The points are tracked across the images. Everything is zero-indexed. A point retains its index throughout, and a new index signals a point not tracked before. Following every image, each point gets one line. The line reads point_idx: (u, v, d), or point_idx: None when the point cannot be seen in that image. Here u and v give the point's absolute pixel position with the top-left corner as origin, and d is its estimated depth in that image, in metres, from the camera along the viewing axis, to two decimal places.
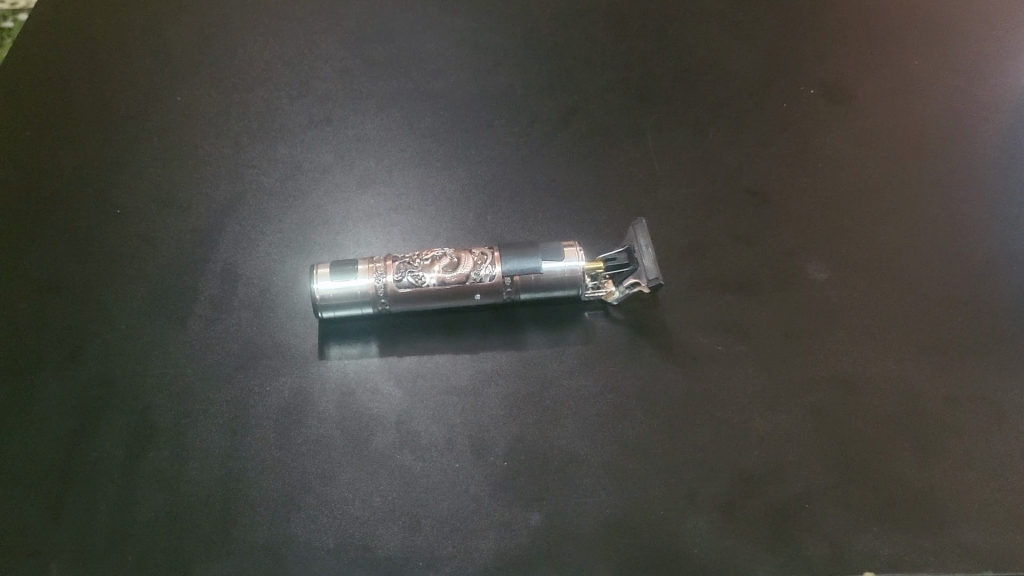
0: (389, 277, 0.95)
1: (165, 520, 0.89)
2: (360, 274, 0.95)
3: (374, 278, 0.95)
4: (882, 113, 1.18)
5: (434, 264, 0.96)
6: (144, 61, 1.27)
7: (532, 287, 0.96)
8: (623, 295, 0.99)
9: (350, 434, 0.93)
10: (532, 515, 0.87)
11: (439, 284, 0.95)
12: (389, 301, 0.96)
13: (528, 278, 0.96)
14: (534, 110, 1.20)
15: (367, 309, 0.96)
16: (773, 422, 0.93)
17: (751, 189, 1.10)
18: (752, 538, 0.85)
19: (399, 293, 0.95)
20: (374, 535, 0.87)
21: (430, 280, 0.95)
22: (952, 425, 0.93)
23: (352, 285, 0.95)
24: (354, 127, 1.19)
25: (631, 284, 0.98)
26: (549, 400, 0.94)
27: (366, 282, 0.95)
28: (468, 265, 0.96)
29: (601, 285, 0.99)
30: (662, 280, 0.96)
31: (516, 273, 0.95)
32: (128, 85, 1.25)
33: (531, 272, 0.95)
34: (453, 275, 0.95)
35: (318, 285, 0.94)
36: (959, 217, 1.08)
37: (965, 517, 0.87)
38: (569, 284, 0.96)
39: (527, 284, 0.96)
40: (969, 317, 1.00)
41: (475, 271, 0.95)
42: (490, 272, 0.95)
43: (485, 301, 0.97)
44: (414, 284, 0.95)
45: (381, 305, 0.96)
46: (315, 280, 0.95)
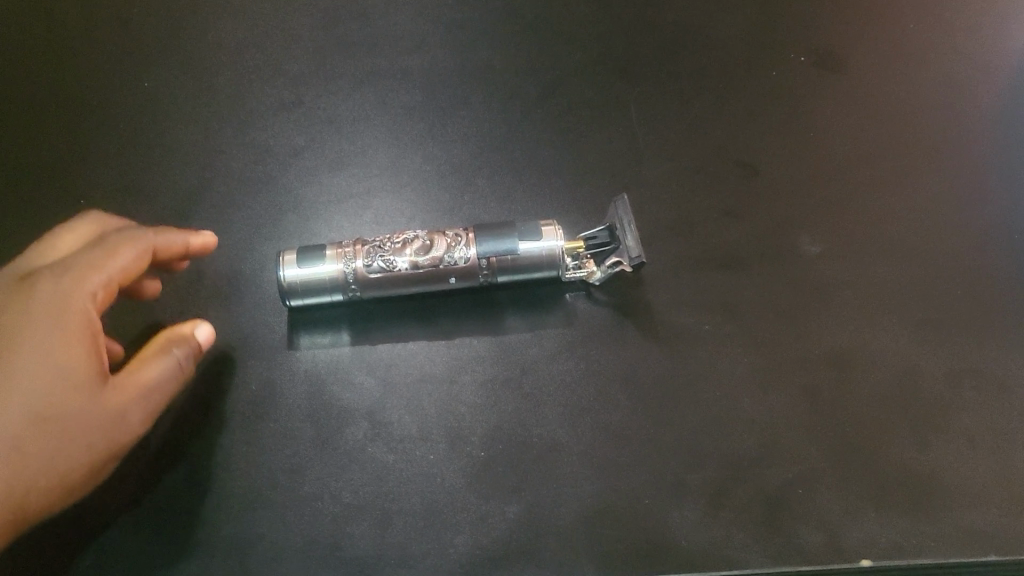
0: (359, 262, 0.91)
1: (123, 518, 0.84)
2: (326, 258, 0.91)
3: (343, 263, 0.91)
4: (874, 80, 1.13)
5: (406, 247, 0.91)
6: (112, 49, 1.23)
7: (510, 270, 0.92)
8: (605, 275, 0.94)
9: (320, 426, 0.89)
10: (510, 506, 0.83)
11: (411, 268, 0.91)
12: (359, 287, 0.91)
13: (505, 260, 0.91)
14: (513, 86, 1.15)
15: (338, 296, 0.92)
16: (763, 403, 0.88)
17: (740, 161, 1.05)
18: (742, 526, 0.81)
19: (369, 279, 0.91)
20: (344, 532, 0.82)
21: (401, 264, 0.91)
22: (950, 402, 0.88)
23: (319, 272, 0.90)
24: (327, 108, 1.14)
25: (612, 263, 0.93)
26: (529, 386, 0.90)
27: (334, 268, 0.90)
28: (442, 248, 0.91)
29: (582, 266, 0.95)
30: (645, 259, 0.91)
31: (492, 255, 0.91)
32: (95, 71, 1.20)
33: (508, 254, 0.91)
34: (426, 259, 0.91)
35: (284, 272, 0.90)
36: (957, 186, 1.03)
37: (967, 499, 0.83)
38: (548, 266, 0.92)
39: (504, 266, 0.92)
40: (969, 289, 0.96)
41: (450, 254, 0.91)
42: (465, 254, 0.91)
43: (461, 284, 0.93)
44: (385, 268, 0.91)
45: (352, 292, 0.92)
46: (281, 266, 0.90)
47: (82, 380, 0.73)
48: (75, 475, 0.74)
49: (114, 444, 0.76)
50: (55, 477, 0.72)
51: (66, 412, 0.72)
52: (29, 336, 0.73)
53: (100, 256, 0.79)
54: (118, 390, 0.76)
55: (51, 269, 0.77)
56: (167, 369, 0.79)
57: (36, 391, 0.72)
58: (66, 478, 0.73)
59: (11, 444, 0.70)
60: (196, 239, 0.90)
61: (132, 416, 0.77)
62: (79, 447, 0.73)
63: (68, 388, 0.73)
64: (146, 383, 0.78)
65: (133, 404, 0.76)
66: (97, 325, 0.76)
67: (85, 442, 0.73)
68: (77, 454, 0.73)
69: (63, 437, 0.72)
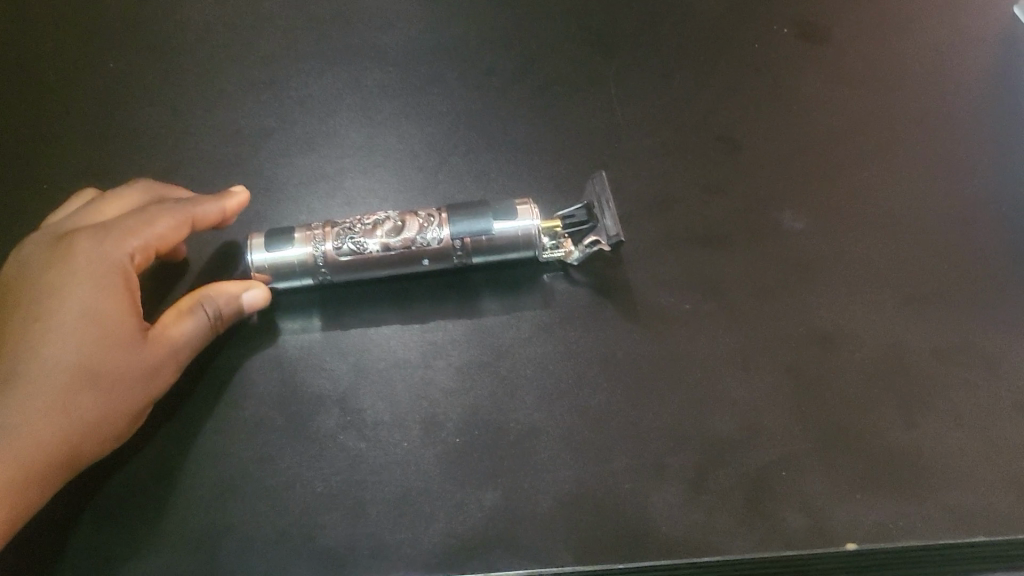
0: (329, 245, 0.88)
1: (90, 514, 0.81)
2: (295, 242, 0.88)
3: (312, 246, 0.88)
4: (859, 51, 1.10)
5: (377, 229, 0.89)
6: (75, 31, 1.18)
7: (484, 251, 0.89)
8: (583, 255, 0.91)
9: (292, 414, 0.86)
10: (486, 494, 0.80)
11: (383, 251, 0.88)
12: (329, 270, 0.88)
13: (479, 241, 0.88)
14: (489, 62, 1.12)
15: (308, 280, 0.89)
16: (746, 384, 0.86)
17: (723, 137, 1.02)
18: (725, 510, 0.79)
19: (340, 262, 0.88)
20: (316, 522, 0.80)
21: (372, 246, 0.88)
22: (937, 379, 0.86)
23: (287, 255, 0.87)
24: (298, 88, 1.11)
25: (590, 242, 0.91)
26: (506, 370, 0.87)
27: (303, 251, 0.88)
28: (414, 229, 0.88)
29: (560, 245, 0.91)
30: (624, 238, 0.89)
31: (465, 236, 0.88)
32: (59, 52, 1.16)
33: (482, 234, 0.88)
34: (398, 241, 0.88)
35: (252, 256, 0.87)
36: (944, 159, 1.01)
37: (955, 478, 0.81)
38: (524, 246, 0.89)
39: (479, 247, 0.89)
40: (956, 264, 0.93)
41: (422, 236, 0.88)
42: (437, 236, 0.88)
43: (435, 266, 0.90)
44: (355, 250, 0.88)
45: (322, 276, 0.89)
46: (249, 250, 0.87)
47: (125, 332, 0.78)
48: (122, 421, 0.79)
49: (155, 391, 0.81)
50: (104, 425, 0.77)
51: (112, 363, 0.77)
52: (72, 296, 0.78)
53: (140, 221, 0.83)
54: (156, 344, 0.80)
55: (92, 232, 0.82)
56: (202, 325, 0.83)
57: (86, 347, 0.76)
58: (115, 424, 0.78)
59: (65, 395, 0.75)
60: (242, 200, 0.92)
61: (169, 366, 0.81)
62: (124, 396, 0.78)
63: (113, 340, 0.77)
64: (181, 337, 0.82)
65: (171, 353, 0.81)
66: (132, 284, 0.81)
67: (130, 392, 0.78)
68: (124, 402, 0.78)
69: (111, 387, 0.77)
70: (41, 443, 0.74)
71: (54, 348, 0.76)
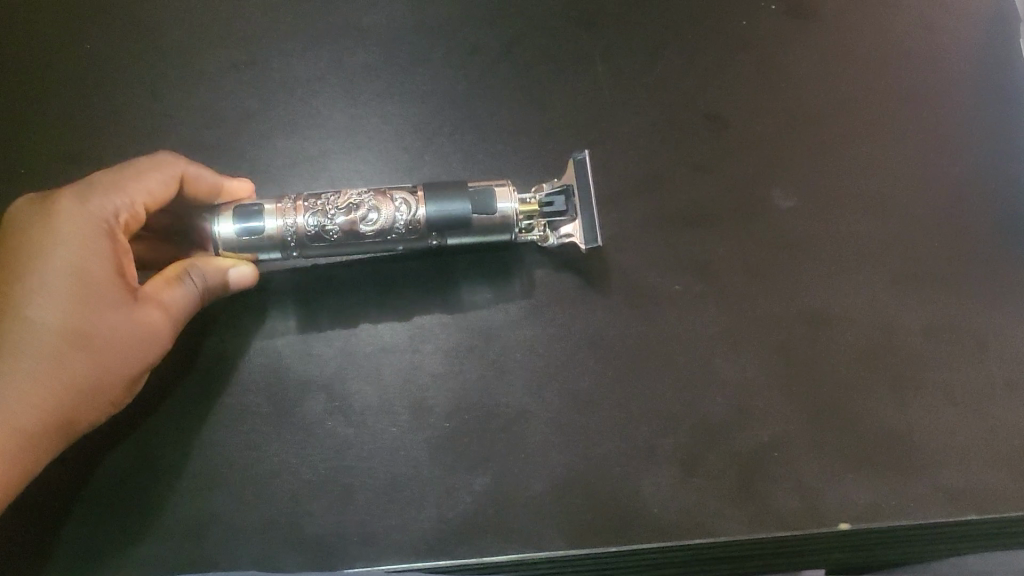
0: (300, 223, 0.82)
1: (73, 508, 0.79)
2: (266, 216, 0.81)
3: (282, 223, 0.81)
4: (855, 22, 1.06)
5: (351, 213, 0.82)
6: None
7: (460, 238, 0.84)
8: (555, 242, 0.89)
9: (276, 400, 0.84)
10: (476, 478, 0.80)
11: (355, 238, 0.83)
12: (298, 249, 0.83)
13: (456, 230, 0.83)
14: (473, 34, 1.08)
15: (276, 254, 0.83)
16: (737, 363, 0.85)
17: (711, 114, 1.01)
18: (716, 492, 0.79)
19: (308, 244, 0.83)
20: (305, 511, 0.79)
21: (344, 233, 0.82)
22: (927, 358, 0.87)
23: (254, 234, 0.81)
24: (277, 65, 1.07)
25: (565, 234, 0.88)
26: (495, 353, 0.86)
27: (273, 228, 0.81)
28: (390, 217, 0.82)
29: (533, 230, 0.88)
30: (601, 243, 0.87)
31: (441, 224, 0.83)
32: (21, 24, 1.10)
33: (459, 224, 0.83)
34: (371, 230, 0.82)
35: (218, 229, 0.80)
36: (934, 135, 1.00)
37: (942, 457, 0.82)
38: (500, 234, 0.85)
39: (455, 234, 0.84)
40: (946, 243, 0.93)
41: (397, 225, 0.82)
42: (414, 225, 0.83)
43: (409, 249, 0.86)
44: (326, 236, 0.82)
45: (290, 252, 0.83)
46: (217, 220, 0.81)
47: (112, 292, 0.74)
48: (113, 389, 0.75)
49: (147, 359, 0.77)
50: (95, 393, 0.74)
51: (103, 324, 0.73)
52: (54, 250, 0.73)
53: (126, 177, 0.78)
54: (146, 309, 0.76)
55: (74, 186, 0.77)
56: (190, 295, 0.79)
57: (71, 304, 0.72)
58: (106, 392, 0.75)
59: (53, 356, 0.71)
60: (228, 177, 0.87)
61: (162, 332, 0.77)
62: (116, 362, 0.74)
63: (102, 302, 0.73)
64: (170, 304, 0.78)
65: (162, 319, 0.77)
66: (120, 243, 0.76)
67: (121, 357, 0.75)
68: (115, 368, 0.74)
69: (104, 351, 0.73)
70: (29, 412, 0.70)
71: (38, 309, 0.71)
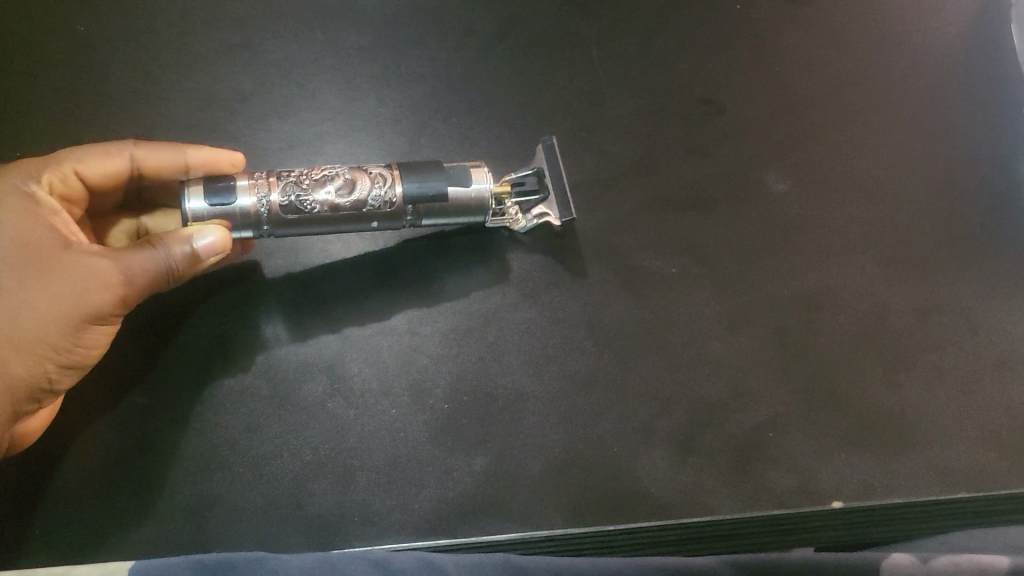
0: (275, 198, 0.81)
1: (74, 490, 0.79)
2: (239, 191, 0.80)
3: (257, 198, 0.81)
4: (847, 9, 1.08)
5: (326, 186, 0.83)
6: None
7: (436, 214, 0.85)
8: (529, 225, 0.92)
9: (276, 382, 0.84)
10: (475, 459, 0.81)
11: (331, 211, 0.83)
12: (272, 226, 0.82)
13: (432, 206, 0.85)
14: (470, 20, 1.09)
15: (248, 233, 0.82)
16: (732, 345, 0.87)
17: (706, 98, 1.01)
18: (712, 472, 0.81)
19: (285, 219, 0.82)
20: (306, 491, 0.79)
21: (320, 205, 0.82)
22: (919, 340, 0.88)
23: (229, 208, 0.80)
24: (273, 49, 1.07)
25: (539, 214, 0.91)
26: (493, 336, 0.87)
27: (247, 203, 0.80)
28: (365, 189, 0.83)
29: (506, 213, 0.90)
30: (574, 218, 0.92)
31: (418, 199, 0.84)
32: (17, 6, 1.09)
33: (435, 199, 0.84)
34: (347, 202, 0.82)
35: (189, 204, 0.78)
36: (927, 119, 1.01)
37: (934, 436, 0.83)
38: (475, 211, 0.87)
39: (430, 211, 0.85)
40: (937, 224, 0.94)
41: (373, 197, 0.83)
42: (389, 197, 0.83)
43: (384, 228, 0.86)
44: (302, 209, 0.82)
45: (264, 230, 0.82)
46: (186, 198, 0.79)
47: (43, 248, 0.74)
48: (54, 339, 0.73)
49: (92, 306, 0.73)
50: (27, 340, 0.72)
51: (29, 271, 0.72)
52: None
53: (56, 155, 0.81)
54: (94, 261, 0.74)
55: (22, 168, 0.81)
56: (150, 254, 0.75)
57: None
58: (45, 341, 0.72)
59: None
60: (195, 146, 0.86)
61: (110, 279, 0.74)
62: (49, 309, 0.72)
63: (31, 253, 0.73)
64: (119, 254, 0.75)
65: (108, 267, 0.74)
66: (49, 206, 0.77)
67: (56, 305, 0.72)
68: (52, 315, 0.72)
69: (32, 297, 0.72)
70: None
71: None
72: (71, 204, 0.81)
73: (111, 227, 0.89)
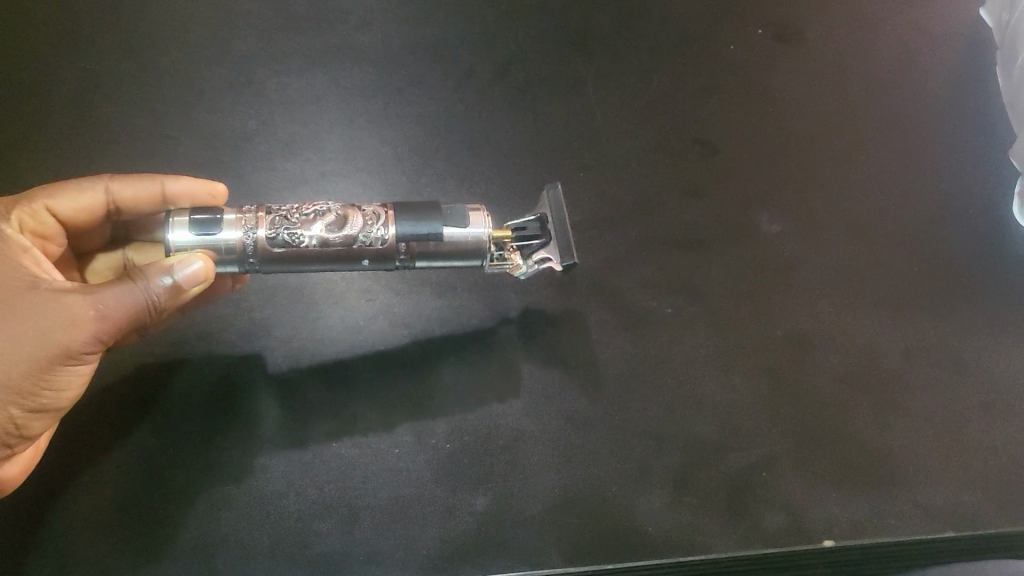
0: (263, 232, 0.80)
1: (84, 527, 0.81)
2: (225, 225, 0.79)
3: (244, 232, 0.79)
4: (834, 55, 1.11)
5: (316, 221, 0.80)
6: (33, 19, 1.13)
7: (431, 255, 0.83)
8: (530, 270, 0.90)
9: (282, 422, 0.86)
10: (477, 499, 0.83)
11: (320, 246, 0.80)
12: (258, 261, 0.80)
13: (426, 246, 0.82)
14: (469, 63, 1.11)
15: (233, 268, 0.80)
16: (726, 385, 0.89)
17: (701, 140, 1.04)
18: (707, 511, 0.83)
19: (272, 254, 0.80)
20: (311, 529, 0.81)
21: (308, 240, 0.80)
22: (907, 379, 0.91)
23: (212, 239, 0.78)
24: (276, 90, 1.09)
25: (539, 259, 0.89)
26: (494, 376, 0.89)
27: (233, 236, 0.79)
28: (357, 226, 0.81)
29: (507, 258, 0.89)
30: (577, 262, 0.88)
31: (413, 238, 0.81)
32: (26, 48, 1.10)
33: (430, 238, 0.81)
34: (338, 237, 0.80)
35: (172, 235, 0.77)
36: (914, 161, 1.04)
37: (923, 475, 0.86)
38: (473, 253, 0.83)
39: (425, 251, 0.82)
40: (925, 266, 0.97)
41: (364, 233, 0.81)
42: (382, 234, 0.81)
43: (376, 266, 0.83)
44: (289, 242, 0.80)
45: (249, 265, 0.80)
46: (170, 228, 0.77)
47: (12, 288, 0.70)
48: (18, 381, 0.68)
49: (59, 344, 0.69)
50: None
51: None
52: None
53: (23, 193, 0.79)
54: (65, 299, 0.69)
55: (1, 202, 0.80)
56: (126, 288, 0.70)
57: None
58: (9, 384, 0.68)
59: None
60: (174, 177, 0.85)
61: (76, 314, 0.69)
62: (10, 350, 0.67)
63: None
64: (91, 289, 0.70)
65: (75, 302, 0.69)
66: (16, 248, 0.74)
67: (19, 346, 0.67)
68: (16, 356, 0.67)
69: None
70: None
71: None
72: (46, 242, 0.80)
73: (94, 263, 0.88)
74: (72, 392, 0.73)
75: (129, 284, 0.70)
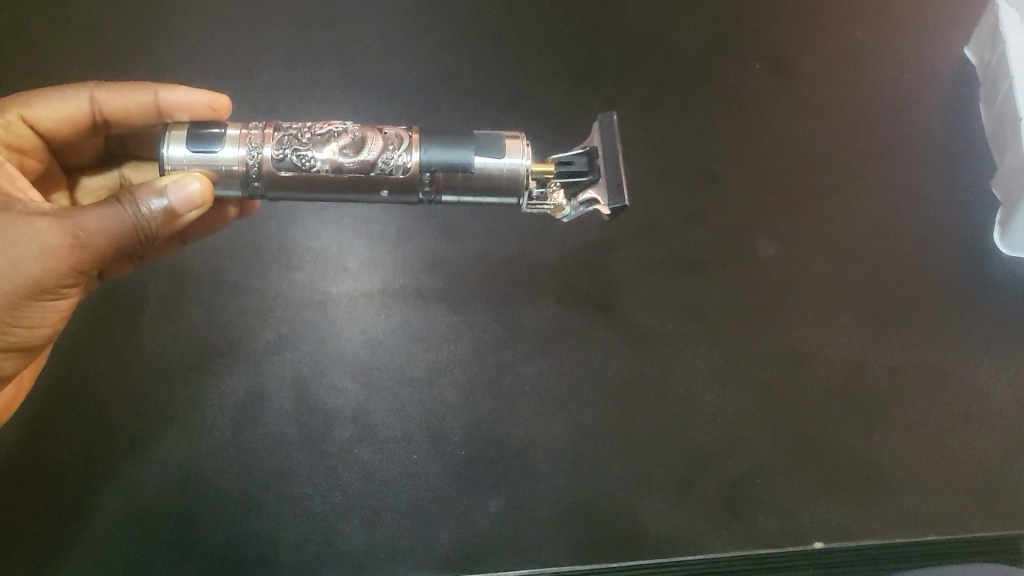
0: (269, 150, 0.76)
1: (124, 526, 0.87)
2: (224, 142, 0.76)
3: (246, 150, 0.76)
4: (828, 86, 1.17)
5: (330, 142, 0.76)
6: (62, 39, 1.17)
7: (458, 188, 0.77)
8: (575, 211, 0.83)
9: (307, 428, 0.92)
10: (491, 501, 0.89)
11: (332, 170, 0.76)
12: (264, 185, 0.77)
13: (453, 176, 0.77)
14: (483, 92, 1.17)
15: (236, 189, 0.77)
16: (723, 398, 0.95)
17: (700, 167, 1.11)
18: (705, 515, 0.89)
19: (279, 175, 0.76)
20: (336, 529, 0.87)
21: (319, 163, 0.76)
22: (893, 394, 0.97)
23: (213, 158, 0.75)
24: (299, 116, 1.14)
25: (587, 199, 0.82)
26: (506, 388, 0.95)
27: (234, 154, 0.76)
28: (374, 151, 0.76)
29: (549, 198, 0.82)
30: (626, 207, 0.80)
31: (442, 167, 0.76)
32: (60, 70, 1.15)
33: (461, 168, 0.76)
34: (353, 161, 0.76)
35: (168, 150, 0.75)
36: (902, 188, 1.10)
37: (906, 482, 0.92)
38: (505, 189, 0.77)
39: (451, 183, 0.77)
40: (911, 288, 1.03)
41: (383, 159, 0.76)
42: (406, 161, 0.76)
43: (396, 198, 0.79)
44: (299, 165, 0.76)
45: (255, 189, 0.77)
46: (167, 143, 0.75)
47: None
48: None
49: (34, 275, 0.69)
50: None
51: None
52: None
53: (5, 102, 0.82)
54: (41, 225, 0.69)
55: None
56: (107, 214, 0.70)
57: None
58: None
59: None
60: (169, 86, 0.86)
61: (52, 242, 0.69)
62: None
63: None
64: (69, 214, 0.69)
65: (50, 230, 0.69)
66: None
67: None
68: None
69: None
70: None
71: None
72: (25, 155, 0.84)
73: (89, 181, 0.92)
74: (49, 320, 0.74)
75: (107, 212, 0.70)
